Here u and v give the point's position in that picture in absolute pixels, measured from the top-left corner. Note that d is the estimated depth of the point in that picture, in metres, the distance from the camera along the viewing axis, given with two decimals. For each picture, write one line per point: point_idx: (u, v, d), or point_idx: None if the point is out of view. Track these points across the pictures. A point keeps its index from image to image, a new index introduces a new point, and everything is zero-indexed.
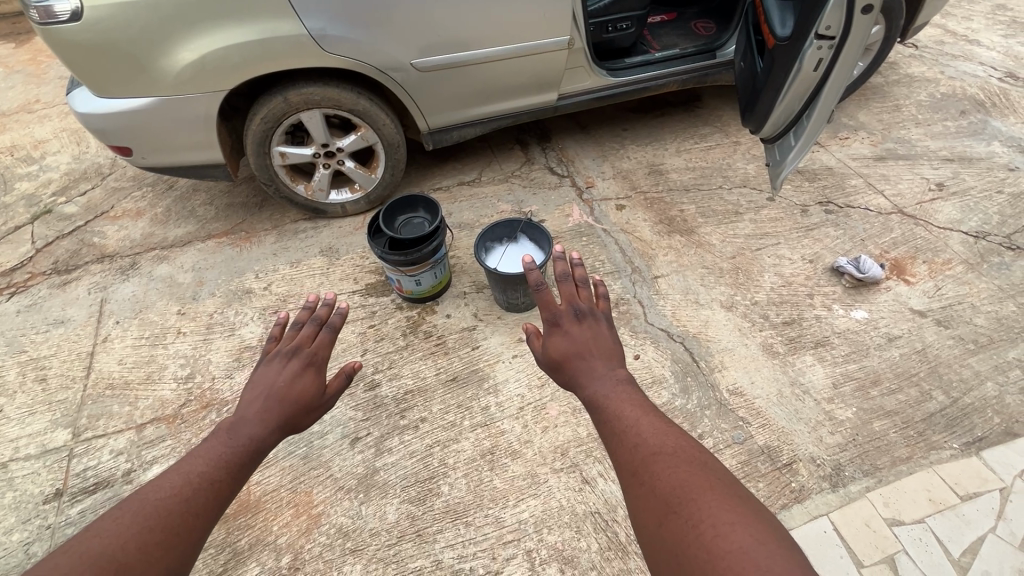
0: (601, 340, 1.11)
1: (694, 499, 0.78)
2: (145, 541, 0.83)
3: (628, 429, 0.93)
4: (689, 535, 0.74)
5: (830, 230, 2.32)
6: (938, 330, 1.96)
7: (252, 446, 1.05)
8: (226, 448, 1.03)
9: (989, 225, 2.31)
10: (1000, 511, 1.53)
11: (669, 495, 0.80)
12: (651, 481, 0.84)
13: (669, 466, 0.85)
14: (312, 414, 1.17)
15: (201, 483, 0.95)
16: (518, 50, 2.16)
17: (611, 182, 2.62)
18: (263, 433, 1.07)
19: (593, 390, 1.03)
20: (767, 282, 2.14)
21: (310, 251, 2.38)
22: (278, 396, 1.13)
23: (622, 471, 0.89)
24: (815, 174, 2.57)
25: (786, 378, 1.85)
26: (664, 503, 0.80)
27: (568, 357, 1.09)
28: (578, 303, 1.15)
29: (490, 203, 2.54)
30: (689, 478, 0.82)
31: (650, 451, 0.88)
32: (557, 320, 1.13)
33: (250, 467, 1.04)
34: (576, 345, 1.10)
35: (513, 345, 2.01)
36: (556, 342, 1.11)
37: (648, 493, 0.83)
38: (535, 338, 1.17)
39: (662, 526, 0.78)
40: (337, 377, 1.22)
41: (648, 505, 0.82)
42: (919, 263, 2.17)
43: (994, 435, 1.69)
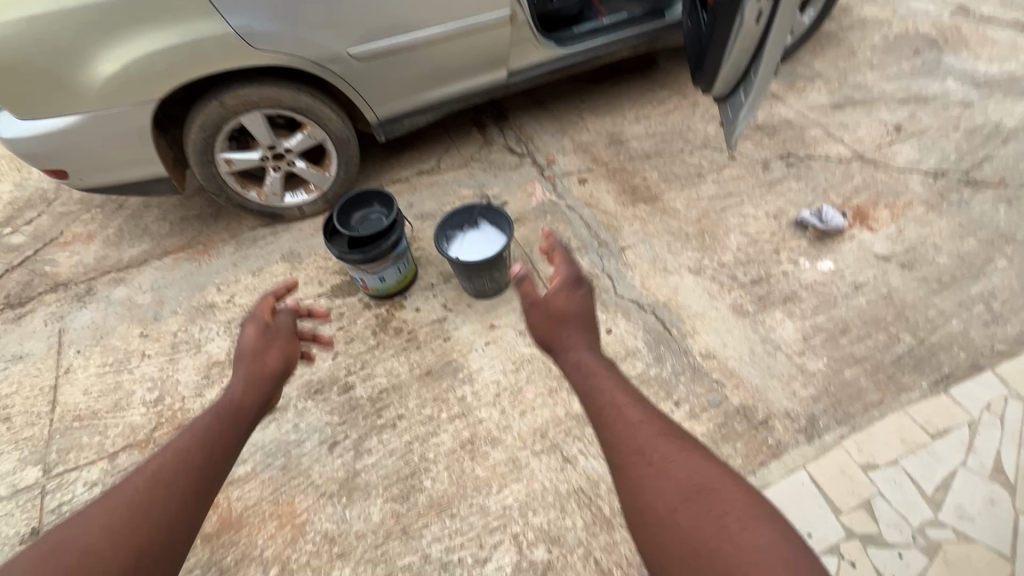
0: (593, 313, 1.19)
1: (714, 492, 0.82)
2: (114, 519, 0.86)
3: (640, 416, 0.97)
4: (713, 522, 0.77)
5: (792, 184, 2.31)
6: (903, 273, 1.97)
7: (223, 411, 1.12)
8: (199, 420, 1.09)
9: (947, 162, 2.32)
10: (969, 444, 1.56)
11: (690, 483, 0.84)
12: (664, 465, 0.87)
13: (682, 457, 0.89)
14: (276, 359, 1.27)
15: (172, 454, 0.99)
16: (460, 28, 2.08)
17: (572, 156, 2.58)
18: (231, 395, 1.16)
19: (595, 371, 1.07)
20: (733, 242, 2.14)
21: (271, 257, 2.33)
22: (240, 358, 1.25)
23: (626, 455, 0.92)
24: (775, 128, 2.55)
25: (757, 336, 1.86)
26: (681, 490, 0.83)
27: (560, 327, 1.16)
28: (580, 274, 1.22)
29: (451, 190, 2.50)
30: (707, 470, 0.86)
31: (661, 435, 0.92)
32: (561, 286, 1.20)
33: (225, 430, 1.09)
34: (577, 310, 1.18)
35: (484, 332, 1.99)
36: (560, 299, 1.18)
37: (661, 481, 0.85)
38: (524, 282, 1.19)
39: (676, 514, 0.81)
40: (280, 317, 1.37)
41: (661, 491, 0.84)
42: (881, 208, 2.18)
43: (961, 370, 1.72)
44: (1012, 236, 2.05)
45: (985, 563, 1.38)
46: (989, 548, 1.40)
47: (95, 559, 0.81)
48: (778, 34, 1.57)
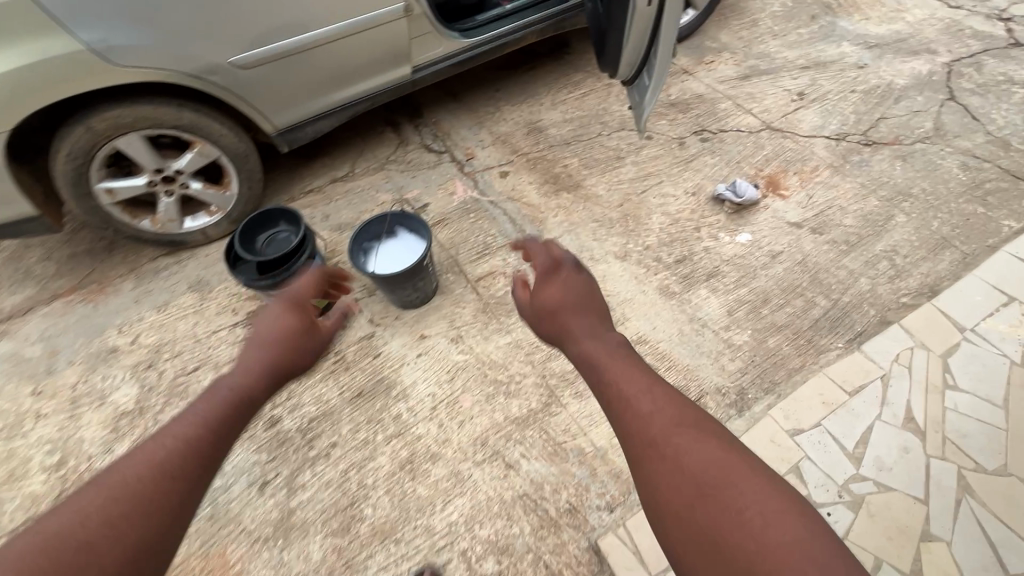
0: (592, 292, 1.12)
1: (732, 484, 0.76)
2: (109, 514, 0.74)
3: (651, 405, 0.89)
4: (735, 520, 0.73)
5: (707, 159, 2.35)
6: (814, 238, 2.05)
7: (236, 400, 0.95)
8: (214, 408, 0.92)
9: (848, 125, 2.42)
10: (883, 397, 1.63)
11: (705, 473, 0.78)
12: (678, 459, 0.81)
13: (698, 447, 0.82)
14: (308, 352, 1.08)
15: (181, 448, 0.85)
16: (351, 26, 1.96)
17: (491, 149, 2.52)
18: (247, 382, 0.98)
19: (601, 359, 0.99)
20: (656, 223, 2.15)
21: (177, 289, 2.14)
22: (263, 339, 1.04)
23: (639, 449, 0.86)
24: (688, 104, 2.57)
25: (685, 316, 1.88)
26: (698, 487, 0.77)
27: (562, 317, 1.08)
28: (569, 255, 1.17)
29: (369, 196, 2.38)
30: (727, 460, 0.80)
31: (676, 424, 0.86)
32: (555, 274, 1.13)
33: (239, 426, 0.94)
34: (569, 297, 1.10)
35: (415, 344, 1.92)
36: (548, 292, 1.11)
37: (676, 473, 0.80)
38: (521, 285, 1.18)
39: (696, 511, 0.76)
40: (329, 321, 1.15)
41: (674, 484, 0.79)
42: (791, 175, 2.25)
43: (872, 327, 1.80)
44: (910, 192, 2.15)
45: (905, 511, 1.44)
46: (907, 495, 1.47)
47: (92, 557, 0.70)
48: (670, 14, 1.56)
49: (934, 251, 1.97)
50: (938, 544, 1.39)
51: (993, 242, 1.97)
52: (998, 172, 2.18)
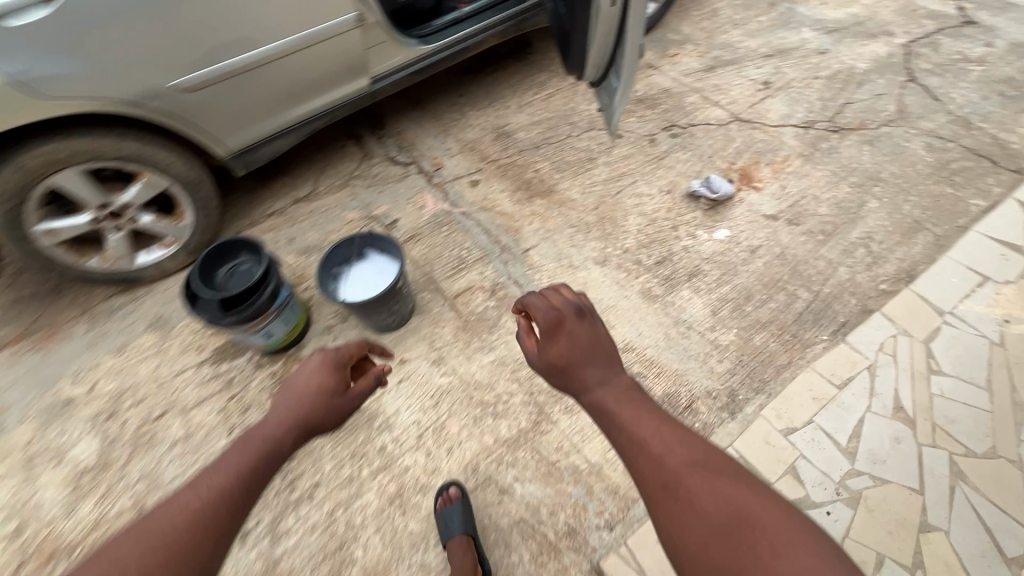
0: (606, 343, 1.07)
1: (746, 521, 0.77)
2: (143, 564, 0.79)
3: (662, 445, 0.90)
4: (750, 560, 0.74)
5: (679, 155, 2.32)
6: (791, 229, 2.04)
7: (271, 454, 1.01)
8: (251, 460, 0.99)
9: (814, 112, 2.42)
10: (872, 388, 1.63)
11: (718, 514, 0.79)
12: (690, 500, 0.82)
13: (710, 486, 0.83)
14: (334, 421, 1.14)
15: (216, 499, 0.91)
16: (302, 40, 1.85)
17: (459, 157, 2.44)
18: (279, 434, 1.04)
19: (612, 411, 0.98)
20: (633, 224, 2.11)
21: (135, 328, 2.01)
22: (298, 393, 1.11)
23: (650, 489, 0.87)
24: (655, 99, 2.54)
25: (670, 320, 1.85)
26: (712, 527, 0.78)
27: (574, 374, 1.04)
28: (581, 306, 1.11)
29: (334, 215, 2.28)
30: (737, 496, 0.81)
31: (688, 463, 0.87)
32: (566, 326, 1.08)
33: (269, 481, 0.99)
34: (578, 349, 1.05)
35: (395, 369, 1.84)
36: (555, 350, 1.06)
37: (690, 515, 0.81)
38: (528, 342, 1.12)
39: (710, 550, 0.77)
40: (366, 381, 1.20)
41: (689, 527, 0.80)
42: (763, 167, 2.24)
43: (854, 317, 1.80)
44: (879, 176, 2.17)
45: (902, 503, 1.44)
46: (903, 486, 1.46)
47: None
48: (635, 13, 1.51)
49: (907, 234, 1.98)
50: (937, 535, 1.39)
51: (964, 221, 1.99)
52: (962, 151, 2.21)
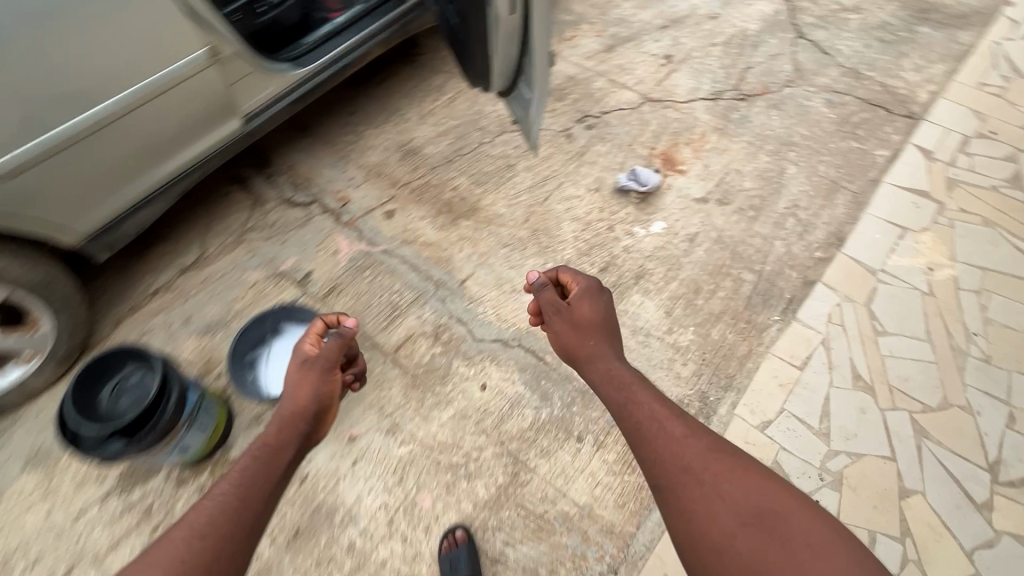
0: (613, 318, 1.37)
1: (775, 517, 0.91)
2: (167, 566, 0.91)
3: (686, 435, 1.06)
4: (775, 544, 0.88)
5: (599, 147, 2.22)
6: (723, 210, 2.02)
7: (258, 453, 1.14)
8: (240, 462, 1.12)
9: (719, 81, 2.40)
10: (830, 362, 1.65)
11: (749, 508, 0.93)
12: (716, 489, 0.96)
13: (737, 481, 0.97)
14: (310, 393, 1.29)
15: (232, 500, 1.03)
16: (149, 89, 1.53)
17: (366, 186, 2.19)
18: (275, 438, 1.19)
19: (629, 385, 1.19)
20: (568, 232, 2.00)
21: (6, 471, 1.63)
22: (292, 393, 1.29)
23: (677, 476, 1.01)
24: (562, 89, 2.41)
25: (627, 330, 1.77)
26: (741, 516, 0.92)
27: (586, 334, 1.31)
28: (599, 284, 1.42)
29: (235, 280, 1.97)
30: (759, 490, 0.95)
31: (710, 451, 1.03)
32: (583, 296, 1.39)
33: (260, 476, 1.10)
34: (595, 315, 1.35)
35: (345, 450, 1.63)
36: (580, 309, 1.36)
37: (718, 506, 0.95)
38: (545, 292, 1.41)
39: (737, 538, 0.90)
40: (328, 342, 1.37)
41: (718, 514, 0.94)
42: (683, 148, 2.20)
43: (799, 291, 1.81)
44: (791, 140, 2.19)
45: (879, 473, 1.48)
46: (876, 457, 1.50)
47: None
48: (537, 19, 1.35)
49: (828, 196, 2.03)
50: (915, 499, 1.44)
51: (874, 174, 2.06)
52: (859, 104, 2.28)
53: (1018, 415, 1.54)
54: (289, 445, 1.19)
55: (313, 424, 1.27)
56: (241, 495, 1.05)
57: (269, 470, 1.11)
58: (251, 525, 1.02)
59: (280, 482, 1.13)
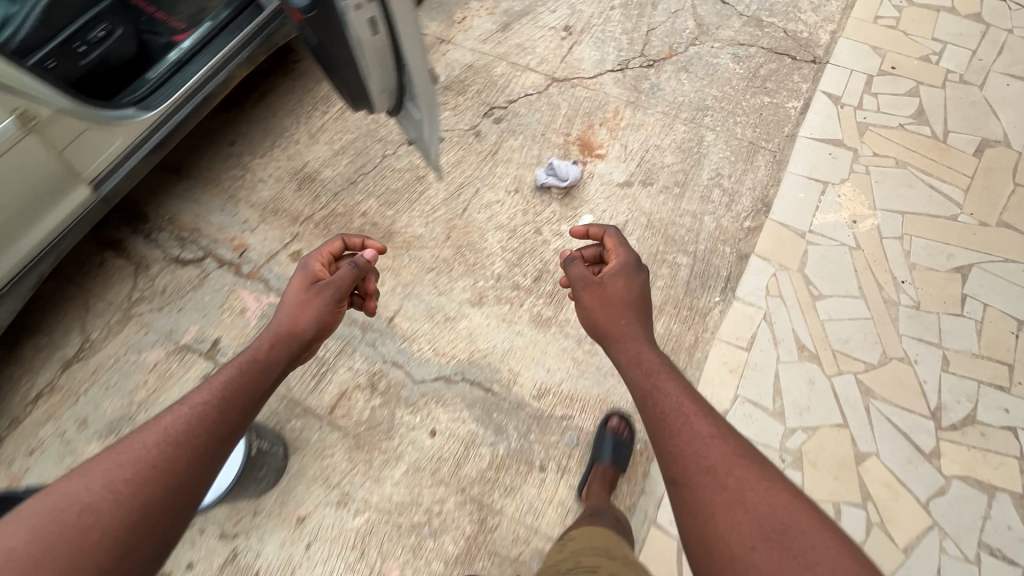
0: (646, 301, 1.26)
1: (800, 531, 0.76)
2: (130, 473, 0.75)
3: (713, 435, 0.92)
4: (796, 569, 0.72)
5: (512, 142, 2.07)
6: (648, 192, 1.94)
7: (246, 365, 1.00)
8: (224, 371, 0.97)
9: (624, 49, 2.27)
10: (774, 337, 1.64)
11: (770, 520, 0.78)
12: (739, 495, 0.82)
13: (764, 493, 0.82)
14: (310, 318, 1.16)
15: (218, 410, 0.89)
16: None
17: (264, 227, 1.95)
18: (268, 358, 1.04)
19: (656, 372, 1.08)
20: (494, 243, 1.87)
21: None
22: (292, 314, 1.15)
23: (697, 477, 0.87)
24: (462, 82, 2.23)
25: (572, 341, 1.69)
26: (763, 527, 0.78)
27: (616, 317, 1.22)
28: (639, 264, 1.30)
29: (131, 364, 1.73)
30: (784, 505, 0.80)
31: (733, 456, 0.88)
32: (619, 273, 1.27)
33: (249, 390, 0.96)
34: (622, 298, 1.24)
35: (296, 534, 1.48)
36: (613, 288, 1.26)
37: (738, 513, 0.80)
38: (576, 267, 1.30)
39: (756, 552, 0.76)
40: (342, 270, 1.24)
41: (738, 523, 0.79)
42: (598, 129, 2.08)
43: (735, 267, 1.78)
44: (705, 104, 2.12)
45: (835, 443, 1.49)
46: (830, 426, 1.51)
47: (92, 514, 0.70)
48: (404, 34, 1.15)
49: (749, 160, 1.98)
50: (871, 462, 1.47)
51: (790, 129, 2.03)
52: (765, 54, 2.22)
53: (951, 357, 1.59)
54: (279, 361, 1.05)
55: (305, 346, 1.14)
56: (226, 406, 0.90)
57: (260, 385, 0.98)
58: (233, 432, 0.89)
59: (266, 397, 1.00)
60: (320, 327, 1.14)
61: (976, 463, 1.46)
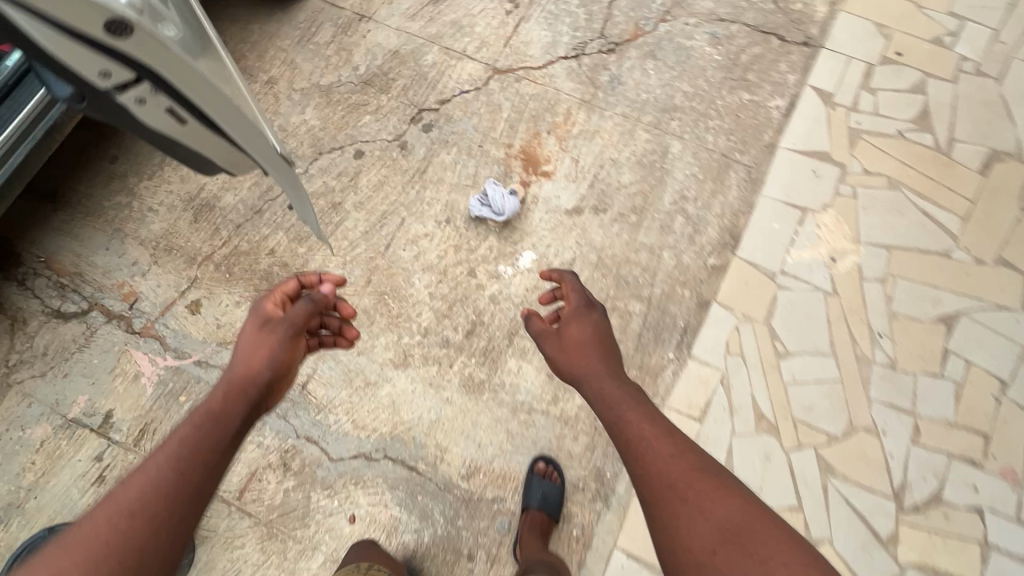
0: (609, 336, 1.17)
1: (754, 531, 0.83)
2: (78, 559, 0.74)
3: (673, 452, 0.94)
4: (754, 567, 0.78)
5: (444, 156, 1.75)
6: (600, 220, 1.67)
7: (201, 421, 0.92)
8: (178, 431, 0.89)
9: (580, 28, 1.89)
10: (731, 405, 1.47)
11: (726, 524, 0.84)
12: (699, 504, 0.87)
13: (720, 499, 0.87)
14: (265, 359, 1.05)
15: (175, 473, 0.83)
16: None
17: (156, 270, 1.68)
18: (227, 404, 0.96)
19: (619, 400, 1.03)
20: (420, 288, 1.63)
21: None
22: (253, 352, 1.06)
23: (661, 493, 0.89)
24: (385, 75, 1.86)
25: (507, 409, 1.51)
26: (719, 533, 0.83)
27: (579, 357, 1.12)
28: (591, 300, 1.22)
29: (13, 443, 1.53)
30: (734, 508, 0.86)
31: (694, 471, 0.91)
32: (574, 314, 1.20)
33: (208, 445, 0.89)
34: (583, 339, 1.15)
35: None
36: (573, 330, 1.17)
37: (697, 519, 0.85)
38: (534, 319, 1.22)
39: (716, 556, 0.81)
40: (297, 306, 1.16)
41: (697, 531, 0.84)
42: (546, 138, 1.76)
43: (693, 316, 1.56)
44: (672, 103, 1.78)
45: None
46: (783, 510, 1.38)
47: None
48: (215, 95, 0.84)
49: (719, 177, 1.69)
50: (823, 549, 1.36)
51: (769, 137, 1.72)
52: (748, 34, 1.85)
53: (923, 426, 1.43)
54: (238, 410, 0.96)
55: (267, 389, 1.03)
56: (182, 466, 0.84)
57: (220, 436, 0.91)
58: (203, 488, 0.85)
59: (234, 447, 0.93)
60: (277, 369, 1.04)
61: (935, 549, 1.35)
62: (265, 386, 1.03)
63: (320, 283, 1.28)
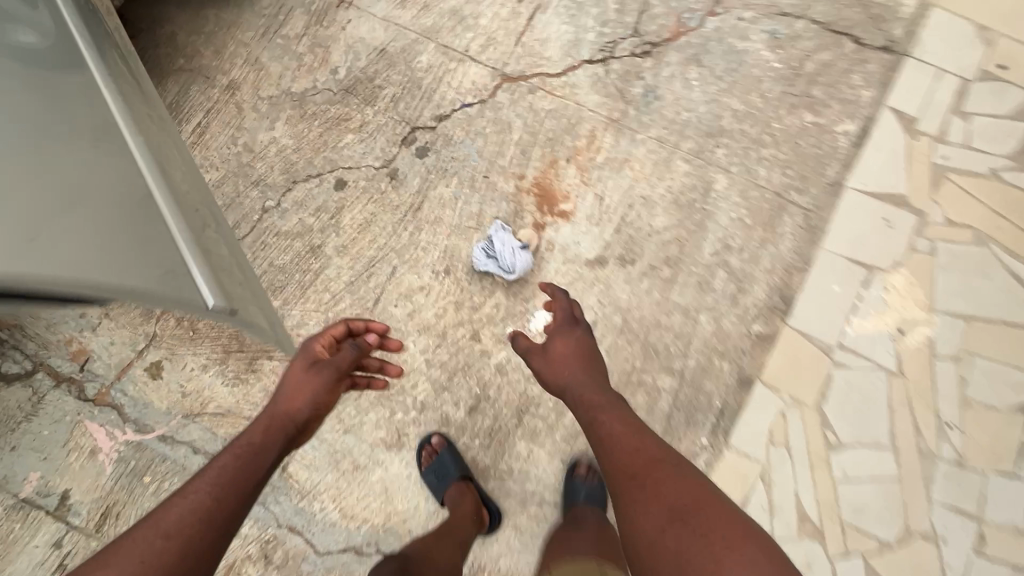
0: (597, 350, 1.04)
1: (708, 510, 0.76)
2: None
3: (635, 440, 0.87)
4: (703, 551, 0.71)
5: (441, 187, 1.47)
6: (627, 274, 1.41)
7: (243, 450, 0.87)
8: (220, 458, 0.84)
9: (609, 22, 1.53)
10: (771, 504, 1.28)
11: (682, 506, 0.77)
12: (656, 487, 0.80)
13: (678, 482, 0.80)
14: (309, 396, 0.99)
15: (215, 501, 0.77)
16: None
17: (108, 324, 1.45)
18: (269, 437, 0.91)
19: (598, 402, 0.95)
20: (415, 353, 1.39)
21: None
22: (297, 387, 1.00)
23: (623, 482, 0.83)
24: (369, 80, 1.52)
25: (514, 500, 1.34)
26: (671, 514, 0.76)
27: (561, 369, 1.01)
28: (575, 313, 1.09)
29: None
30: (690, 490, 0.79)
31: (656, 459, 0.84)
32: (556, 329, 1.07)
33: (248, 475, 0.83)
34: (565, 354, 1.03)
35: None
36: (558, 346, 1.04)
37: (651, 503, 0.79)
38: (521, 337, 1.10)
39: (666, 535, 0.75)
40: (344, 351, 1.09)
41: (649, 515, 0.78)
42: (564, 167, 1.47)
43: (733, 396, 1.34)
44: (718, 125, 1.47)
45: None
46: None
47: None
48: (25, 242, 0.65)
49: (770, 223, 1.42)
50: None
51: (834, 172, 1.43)
52: (815, 34, 1.50)
53: (989, 533, 1.26)
54: (277, 446, 0.91)
55: (304, 432, 0.98)
56: (228, 495, 0.79)
57: (261, 467, 0.85)
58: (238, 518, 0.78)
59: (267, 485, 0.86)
60: (317, 409, 0.98)
61: None
62: (303, 424, 0.97)
63: (369, 331, 1.19)
